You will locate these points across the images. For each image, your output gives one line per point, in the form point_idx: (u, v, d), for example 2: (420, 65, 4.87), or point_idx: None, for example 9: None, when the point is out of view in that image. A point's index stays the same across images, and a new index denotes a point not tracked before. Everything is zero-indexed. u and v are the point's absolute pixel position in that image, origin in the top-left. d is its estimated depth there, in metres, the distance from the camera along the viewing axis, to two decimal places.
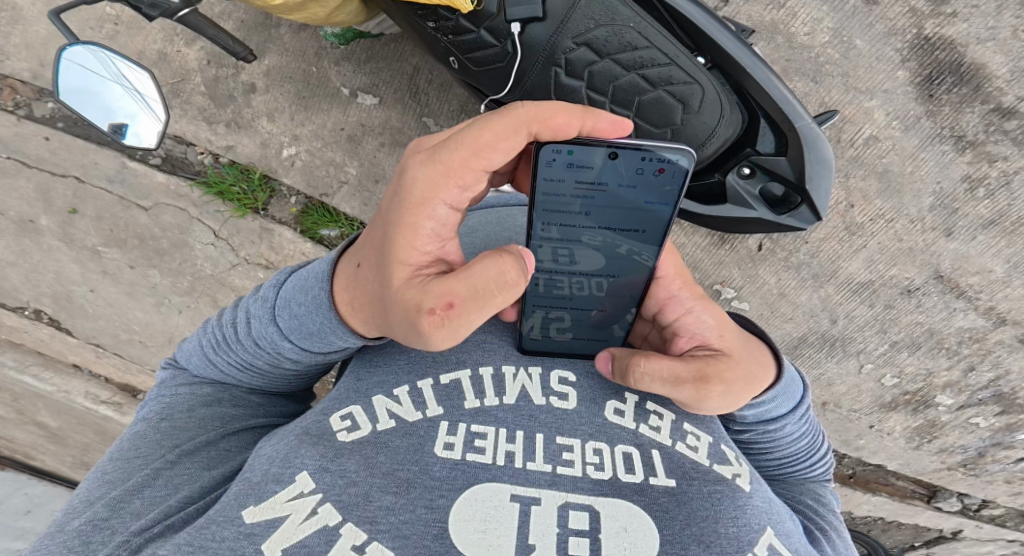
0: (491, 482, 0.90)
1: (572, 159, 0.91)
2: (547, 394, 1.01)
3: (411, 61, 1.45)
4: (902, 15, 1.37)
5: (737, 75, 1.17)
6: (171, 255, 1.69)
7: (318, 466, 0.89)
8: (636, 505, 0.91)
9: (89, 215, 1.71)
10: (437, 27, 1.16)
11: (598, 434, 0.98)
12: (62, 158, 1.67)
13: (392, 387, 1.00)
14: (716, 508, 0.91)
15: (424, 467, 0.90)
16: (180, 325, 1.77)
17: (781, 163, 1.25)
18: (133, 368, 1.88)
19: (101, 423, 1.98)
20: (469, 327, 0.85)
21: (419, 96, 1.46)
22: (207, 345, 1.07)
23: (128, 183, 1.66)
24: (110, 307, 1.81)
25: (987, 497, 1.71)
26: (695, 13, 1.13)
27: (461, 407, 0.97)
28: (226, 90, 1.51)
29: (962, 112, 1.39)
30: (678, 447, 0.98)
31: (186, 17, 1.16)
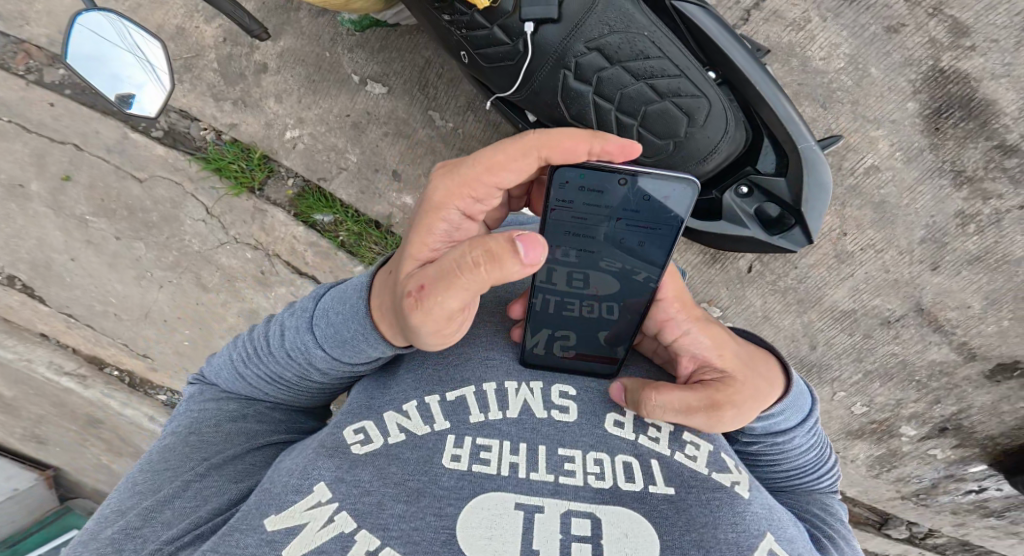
0: (497, 491, 0.89)
1: (584, 184, 0.92)
2: (549, 408, 0.99)
3: (424, 54, 1.51)
4: (921, 45, 1.45)
5: (744, 90, 1.25)
6: (159, 228, 1.70)
7: (335, 476, 0.89)
8: (636, 513, 0.89)
9: (82, 183, 1.71)
10: (452, 20, 1.23)
11: (601, 446, 0.96)
12: (64, 125, 1.69)
13: (401, 401, 0.98)
14: (714, 514, 0.89)
15: (434, 478, 0.89)
16: (159, 300, 1.78)
17: (778, 183, 1.31)
18: (104, 340, 1.87)
19: (60, 396, 1.95)
20: (445, 311, 0.84)
21: (427, 89, 1.53)
22: (237, 360, 1.07)
23: (128, 154, 1.67)
24: (88, 277, 1.80)
25: (933, 527, 1.80)
26: (709, 24, 1.20)
27: (466, 421, 0.96)
28: (238, 68, 1.55)
29: (965, 147, 1.47)
30: (677, 456, 0.96)
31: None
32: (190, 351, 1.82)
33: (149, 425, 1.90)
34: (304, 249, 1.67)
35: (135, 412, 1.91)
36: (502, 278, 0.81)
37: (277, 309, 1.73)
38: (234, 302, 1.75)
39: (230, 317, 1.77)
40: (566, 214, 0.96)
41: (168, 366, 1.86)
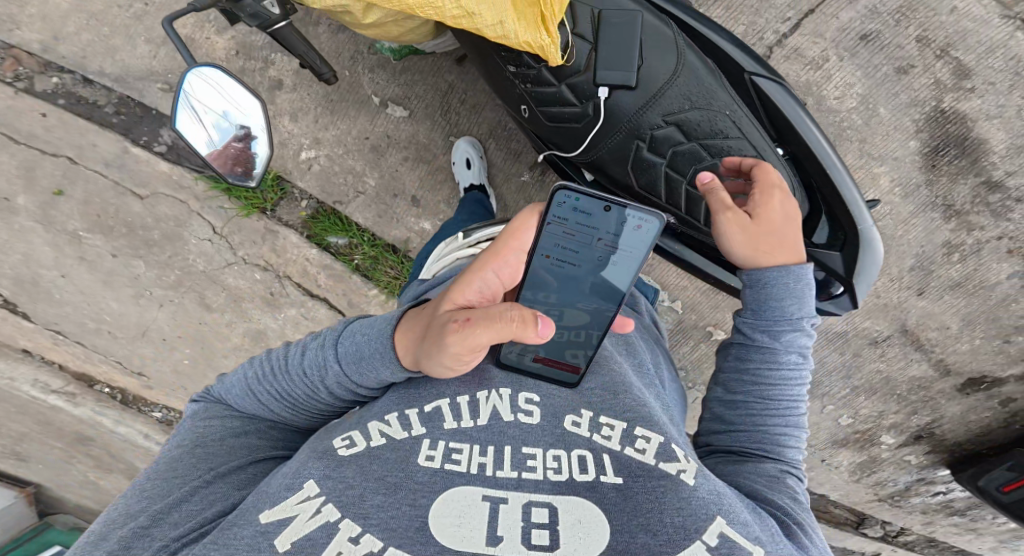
0: (465, 486, 0.82)
1: (577, 206, 0.94)
2: (515, 411, 0.89)
3: (447, 78, 1.46)
4: (926, 87, 1.43)
5: (812, 169, 1.19)
6: (161, 247, 1.60)
7: (323, 473, 0.83)
8: (586, 499, 0.82)
9: (77, 198, 1.61)
10: (518, 72, 1.19)
11: (559, 443, 0.87)
12: (56, 137, 1.58)
13: (384, 411, 0.91)
14: (661, 499, 0.81)
15: (410, 474, 0.83)
16: (158, 319, 1.67)
17: (835, 258, 1.22)
18: (95, 357, 1.77)
19: (46, 414, 1.84)
20: (475, 347, 0.87)
21: (449, 115, 1.48)
22: (254, 376, 0.98)
23: (128, 169, 1.57)
24: (80, 294, 1.69)
25: (903, 525, 1.80)
26: (786, 104, 1.16)
27: (440, 426, 0.87)
28: (250, 83, 1.45)
29: (956, 182, 1.46)
30: (626, 450, 0.86)
31: (278, 32, 1.09)
32: (190, 371, 1.73)
33: (145, 442, 1.83)
34: (316, 271, 1.59)
35: (129, 429, 1.82)
36: (519, 335, 0.89)
37: (286, 330, 1.65)
38: (240, 322, 1.65)
39: (235, 337, 1.67)
40: (557, 230, 0.96)
41: (165, 385, 1.77)
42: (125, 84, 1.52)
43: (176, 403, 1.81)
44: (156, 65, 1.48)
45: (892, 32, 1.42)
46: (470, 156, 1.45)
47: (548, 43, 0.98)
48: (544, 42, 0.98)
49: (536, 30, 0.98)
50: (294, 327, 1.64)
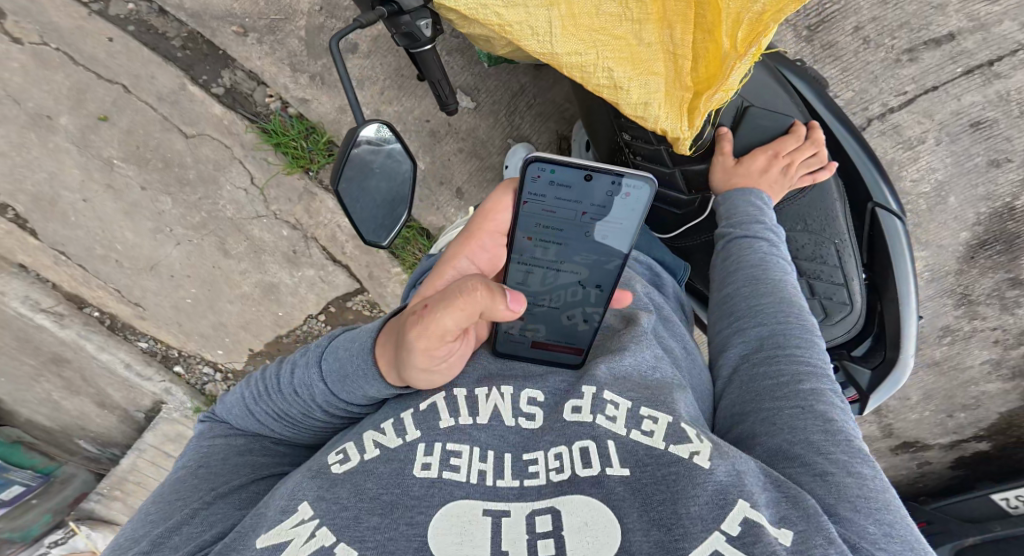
0: (462, 499, 0.73)
1: (554, 180, 0.74)
2: (516, 414, 0.81)
3: (520, 80, 1.42)
4: (1009, 183, 1.37)
5: (886, 298, 1.18)
6: (194, 187, 1.56)
7: (316, 494, 0.72)
8: (593, 498, 0.73)
9: (120, 127, 1.55)
10: (631, 140, 1.17)
11: (560, 438, 0.78)
12: (118, 63, 1.52)
13: (380, 420, 0.81)
14: (672, 489, 0.72)
15: (405, 489, 0.73)
16: (171, 257, 1.60)
17: (863, 372, 1.26)
18: (92, 282, 1.64)
19: (27, 332, 1.67)
20: (442, 329, 0.74)
21: (513, 117, 1.45)
22: (249, 393, 0.88)
23: (179, 107, 1.53)
24: (96, 221, 1.61)
25: None
26: (896, 241, 1.15)
27: (435, 426, 0.78)
28: (325, 42, 1.44)
29: (983, 277, 1.46)
30: (631, 434, 0.77)
31: (422, 53, 1.06)
32: (189, 311, 1.63)
33: (124, 372, 1.65)
34: (345, 239, 1.54)
35: (111, 357, 1.65)
36: (484, 310, 0.74)
37: (300, 291, 1.59)
38: (254, 273, 1.58)
39: (245, 286, 1.59)
40: (536, 210, 0.78)
41: (161, 320, 1.64)
42: (199, 20, 1.49)
43: (166, 338, 1.67)
44: (237, 7, 1.45)
45: (1008, 123, 1.34)
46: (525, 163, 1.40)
47: (685, 135, 0.95)
48: (684, 135, 0.95)
49: (678, 119, 0.94)
50: (310, 289, 1.58)
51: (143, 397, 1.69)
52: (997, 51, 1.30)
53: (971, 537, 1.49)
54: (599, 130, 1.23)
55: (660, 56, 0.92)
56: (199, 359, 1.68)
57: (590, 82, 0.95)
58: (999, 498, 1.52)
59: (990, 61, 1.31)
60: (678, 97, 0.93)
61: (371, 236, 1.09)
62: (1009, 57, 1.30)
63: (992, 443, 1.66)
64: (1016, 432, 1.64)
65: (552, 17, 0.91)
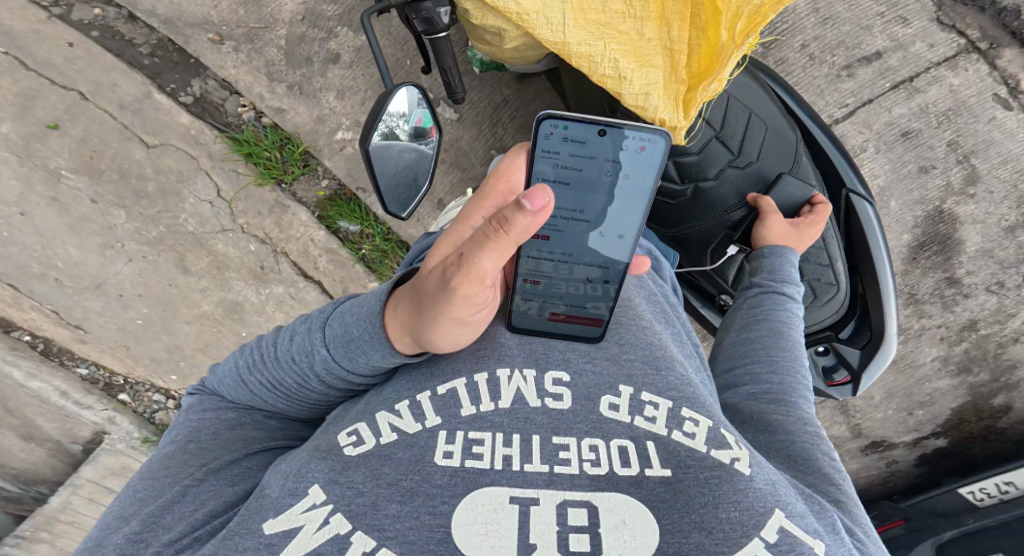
0: (488, 487, 0.67)
1: (569, 136, 0.74)
2: (541, 394, 0.74)
3: (503, 92, 1.40)
4: (937, 188, 1.38)
5: (867, 275, 1.24)
6: (152, 200, 1.45)
7: (328, 477, 0.67)
8: (631, 496, 0.68)
9: (72, 136, 1.45)
10: None
11: (594, 431, 0.72)
12: (75, 69, 1.43)
13: (392, 399, 0.74)
14: (714, 495, 0.68)
15: (426, 476, 0.67)
16: (120, 276, 1.46)
17: (853, 353, 1.29)
18: (25, 305, 1.47)
19: None
20: (483, 279, 0.65)
21: (496, 128, 1.42)
22: (242, 363, 0.82)
23: (142, 115, 1.44)
24: (35, 236, 1.46)
25: None
26: (869, 217, 1.23)
27: (456, 414, 0.72)
28: (305, 52, 1.40)
29: (924, 276, 1.43)
30: (673, 435, 0.72)
31: (438, 42, 1.03)
32: (139, 333, 1.48)
33: (59, 401, 1.48)
34: (318, 254, 1.46)
35: (44, 386, 1.48)
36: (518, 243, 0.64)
37: (266, 310, 1.48)
38: (216, 291, 1.47)
39: (205, 305, 1.47)
40: (550, 168, 0.77)
41: (104, 346, 1.49)
42: (173, 27, 1.42)
43: (111, 365, 1.50)
44: (213, 15, 1.40)
45: (930, 133, 1.36)
46: None
47: (681, 126, 0.97)
48: (682, 125, 0.96)
49: (676, 110, 0.96)
50: (277, 307, 1.48)
51: (82, 427, 1.52)
52: (915, 68, 1.34)
53: (949, 532, 1.41)
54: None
55: (659, 51, 0.95)
56: (149, 387, 1.52)
57: (594, 73, 0.96)
58: (965, 491, 1.44)
59: (911, 77, 1.35)
60: (675, 89, 0.96)
61: (387, 204, 1.04)
62: (925, 74, 1.35)
63: (948, 439, 1.58)
64: (969, 428, 1.56)
65: (565, 10, 0.94)
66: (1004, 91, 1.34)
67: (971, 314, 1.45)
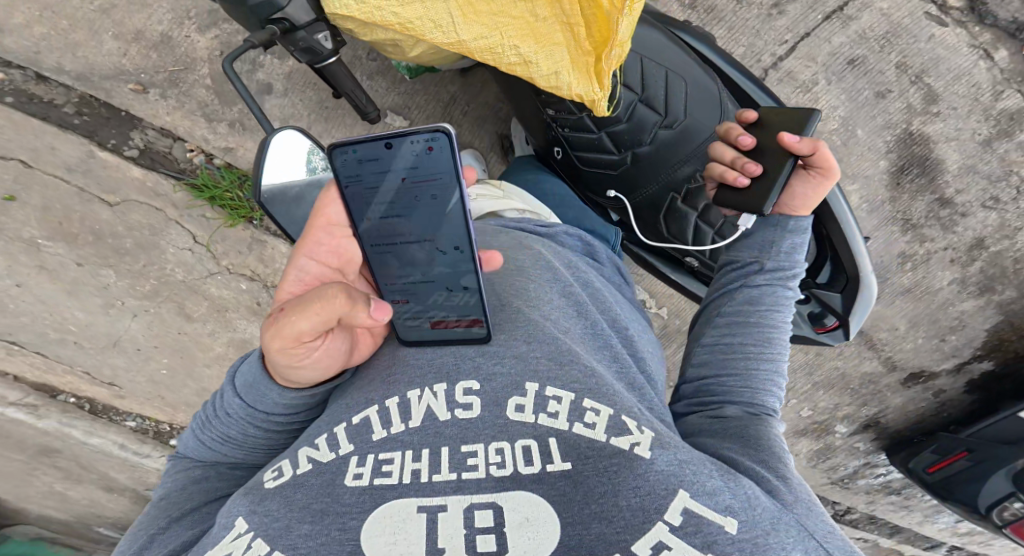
0: (398, 500, 0.72)
1: (360, 157, 0.84)
2: (451, 407, 0.78)
3: (450, 89, 1.34)
4: (899, 111, 1.36)
5: (826, 222, 1.27)
6: (134, 256, 1.49)
7: (249, 509, 0.73)
8: (534, 493, 0.72)
9: (33, 205, 1.45)
10: (558, 117, 1.19)
11: (500, 434, 0.76)
12: (7, 138, 1.40)
13: (314, 434, 0.80)
14: (614, 483, 0.72)
15: (336, 497, 0.73)
16: (132, 331, 1.55)
17: (834, 297, 1.36)
18: (60, 368, 1.61)
19: (9, 427, 1.68)
20: (296, 333, 0.79)
21: (451, 127, 1.37)
22: (194, 424, 0.92)
23: (94, 175, 1.43)
24: (39, 303, 1.53)
25: (851, 507, 1.83)
26: None
27: (368, 438, 0.77)
28: (236, 87, 1.33)
29: (914, 200, 1.40)
30: (574, 428, 0.76)
31: (328, 67, 1.09)
32: (167, 381, 1.62)
33: (120, 453, 1.69)
34: None
35: (103, 441, 1.68)
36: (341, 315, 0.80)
37: None
38: (224, 331, 1.56)
39: (218, 345, 1.58)
40: (389, 190, 0.86)
41: (142, 396, 1.64)
42: (89, 82, 1.36)
43: (154, 414, 1.68)
44: (126, 64, 1.33)
45: (875, 58, 1.34)
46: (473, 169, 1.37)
47: (600, 96, 0.95)
48: (598, 97, 0.94)
49: (589, 83, 0.94)
50: None
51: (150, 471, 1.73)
52: None
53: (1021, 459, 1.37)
54: (525, 113, 1.25)
55: (557, 27, 0.92)
56: None
57: (502, 62, 0.97)
58: None
59: (842, 6, 1.32)
60: (582, 62, 0.93)
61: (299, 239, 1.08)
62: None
63: (994, 360, 1.53)
64: (1013, 346, 1.51)
65: (451, 9, 0.94)
66: (933, 9, 1.31)
67: (976, 232, 1.41)
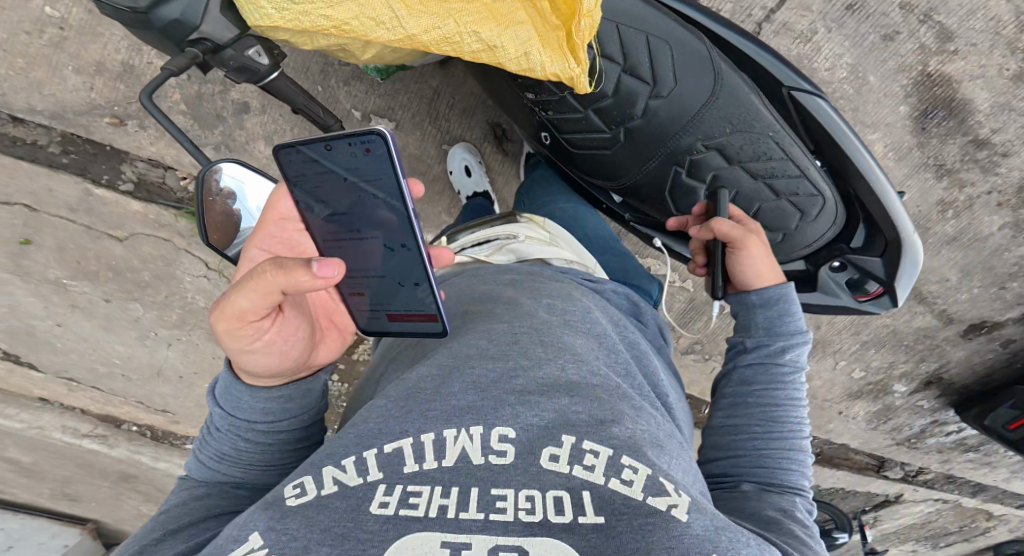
0: (418, 534, 0.52)
1: (315, 157, 0.72)
2: (484, 452, 0.57)
3: (431, 83, 1.21)
4: (913, 52, 1.22)
5: (852, 181, 1.07)
6: (154, 287, 1.47)
7: (267, 522, 0.54)
8: (563, 542, 0.53)
9: (49, 246, 1.42)
10: (538, 101, 0.99)
11: (531, 481, 0.56)
12: (4, 183, 1.35)
13: (337, 446, 0.60)
14: (647, 546, 0.53)
15: (359, 521, 0.53)
16: (171, 358, 1.58)
17: (874, 262, 1.16)
18: (115, 400, 1.67)
19: (86, 457, 1.76)
20: (237, 309, 0.67)
21: (439, 122, 1.25)
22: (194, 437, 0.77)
23: (96, 212, 1.39)
24: (81, 339, 1.56)
25: (922, 464, 1.80)
26: (827, 114, 1.00)
27: (398, 466, 0.57)
28: (213, 108, 1.23)
29: (946, 143, 1.27)
30: (610, 484, 0.56)
31: (272, 84, 0.92)
32: None
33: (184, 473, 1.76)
34: None
35: (169, 463, 1.76)
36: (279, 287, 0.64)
37: None
38: None
39: None
40: (319, 191, 0.74)
41: (193, 419, 1.70)
42: (65, 120, 1.28)
43: None
44: (97, 98, 1.24)
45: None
46: (470, 161, 1.27)
47: (578, 72, 0.76)
48: (576, 75, 0.75)
49: (563, 59, 0.75)
50: None
51: None
52: None
53: None
54: (508, 102, 1.09)
55: (518, 4, 0.75)
56: None
57: (460, 53, 0.77)
58: None
59: None
60: (552, 37, 0.75)
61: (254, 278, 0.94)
62: None
63: None
64: None
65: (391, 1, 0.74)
66: None
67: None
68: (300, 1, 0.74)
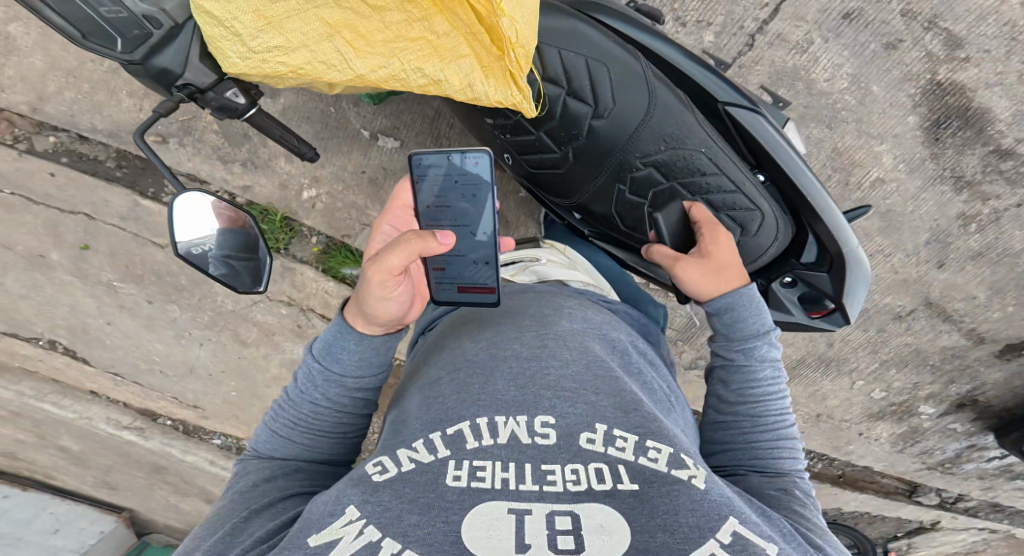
0: (488, 502, 0.63)
1: (439, 168, 0.90)
2: (530, 434, 0.68)
3: (432, 104, 1.36)
4: (919, 60, 1.26)
5: (790, 196, 1.08)
6: (190, 290, 1.61)
7: (362, 498, 0.63)
8: (608, 505, 0.63)
9: (103, 251, 1.59)
10: (497, 123, 1.07)
11: (575, 456, 0.66)
12: (70, 194, 1.53)
13: (409, 432, 0.70)
14: (677, 514, 0.62)
15: (440, 492, 0.63)
16: (202, 357, 1.71)
17: (822, 278, 1.14)
18: (153, 395, 1.82)
19: (125, 448, 1.90)
20: (390, 265, 0.79)
21: (440, 140, 1.38)
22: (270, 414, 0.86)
23: (143, 221, 1.55)
24: (126, 337, 1.72)
25: (961, 492, 1.68)
26: (765, 132, 1.03)
27: (459, 446, 0.67)
28: (240, 128, 1.40)
29: (963, 153, 1.30)
30: (641, 461, 0.66)
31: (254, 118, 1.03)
32: (239, 401, 1.77)
33: (212, 469, 1.87)
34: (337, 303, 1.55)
35: (195, 458, 1.86)
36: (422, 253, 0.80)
37: None
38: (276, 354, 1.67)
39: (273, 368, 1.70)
40: (429, 191, 0.92)
41: (222, 416, 1.81)
42: (119, 138, 1.47)
43: (235, 430, 1.86)
44: None
45: (875, 9, 1.25)
46: None
47: (522, 99, 0.83)
48: (519, 101, 0.82)
49: (507, 87, 0.82)
50: None
51: None
52: None
53: None
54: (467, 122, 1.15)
55: (458, 38, 0.81)
56: None
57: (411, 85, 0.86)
58: None
59: None
60: (492, 64, 0.81)
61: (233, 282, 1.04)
62: None
63: None
64: None
65: (339, 46, 0.83)
66: None
67: None
68: (258, 50, 0.84)
